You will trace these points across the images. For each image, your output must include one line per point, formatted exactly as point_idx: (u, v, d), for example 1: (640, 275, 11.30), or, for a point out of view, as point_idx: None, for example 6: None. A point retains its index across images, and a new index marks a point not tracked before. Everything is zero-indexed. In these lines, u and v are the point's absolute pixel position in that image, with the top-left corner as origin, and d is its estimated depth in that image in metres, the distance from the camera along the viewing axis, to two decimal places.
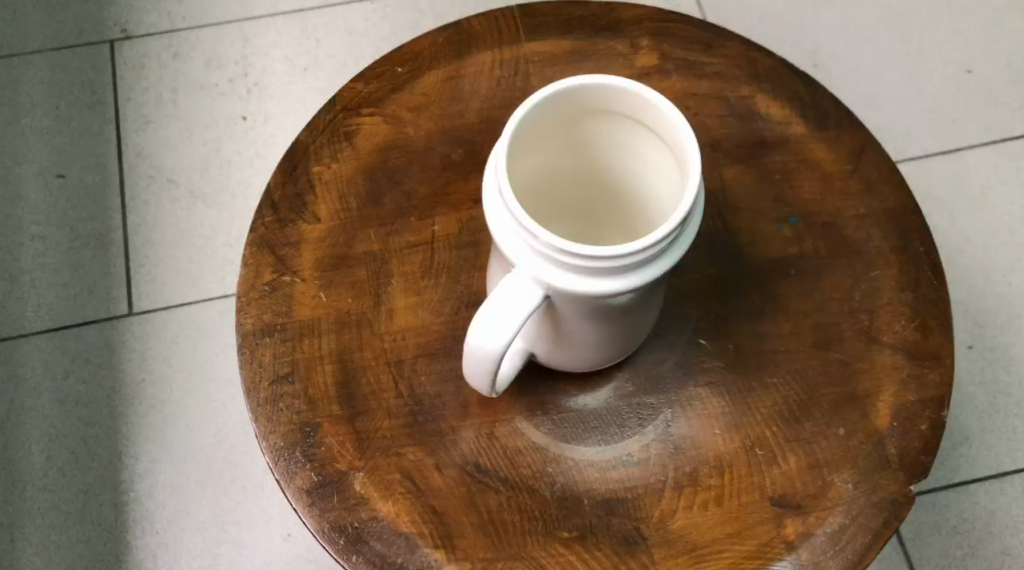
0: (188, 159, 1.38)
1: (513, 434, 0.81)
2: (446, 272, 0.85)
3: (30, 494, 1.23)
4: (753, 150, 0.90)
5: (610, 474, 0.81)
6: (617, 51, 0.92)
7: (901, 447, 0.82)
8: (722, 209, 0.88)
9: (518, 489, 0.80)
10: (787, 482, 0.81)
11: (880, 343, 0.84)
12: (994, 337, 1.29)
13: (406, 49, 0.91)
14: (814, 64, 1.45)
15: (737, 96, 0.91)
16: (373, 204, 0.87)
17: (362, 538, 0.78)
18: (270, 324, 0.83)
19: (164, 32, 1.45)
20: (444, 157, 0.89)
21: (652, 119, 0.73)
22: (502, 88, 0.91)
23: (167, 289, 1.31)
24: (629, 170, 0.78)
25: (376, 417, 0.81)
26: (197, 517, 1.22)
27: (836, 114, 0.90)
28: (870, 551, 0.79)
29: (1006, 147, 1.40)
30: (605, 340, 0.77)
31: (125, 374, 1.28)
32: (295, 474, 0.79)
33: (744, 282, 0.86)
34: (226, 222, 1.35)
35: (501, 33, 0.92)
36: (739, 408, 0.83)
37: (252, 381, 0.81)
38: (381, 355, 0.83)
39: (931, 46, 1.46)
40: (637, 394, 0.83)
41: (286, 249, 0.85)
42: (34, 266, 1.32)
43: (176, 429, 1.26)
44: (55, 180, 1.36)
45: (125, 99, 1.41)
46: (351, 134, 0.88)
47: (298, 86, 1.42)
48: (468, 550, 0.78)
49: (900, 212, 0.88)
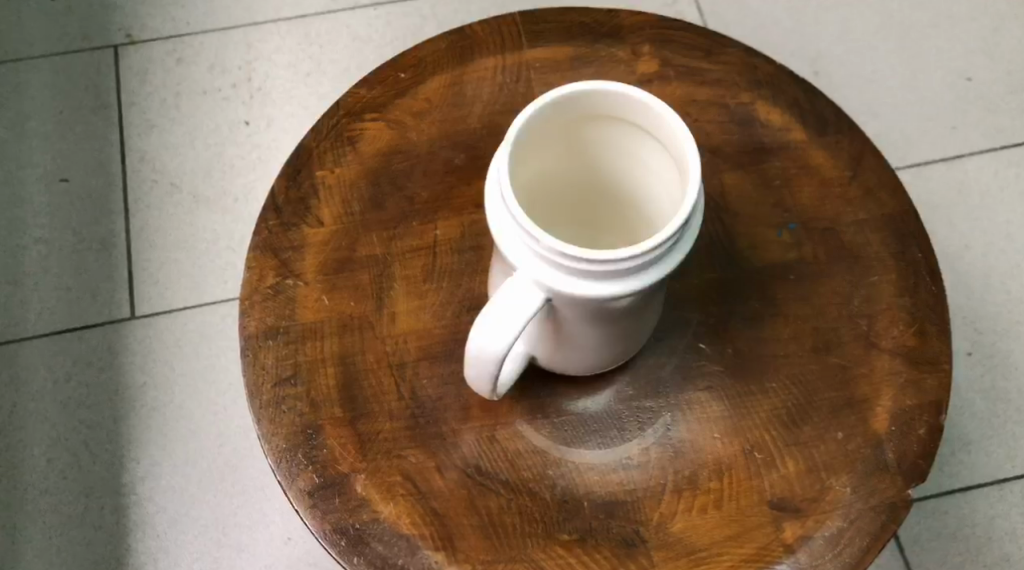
0: (192, 163, 1.38)
1: (513, 437, 0.82)
2: (448, 276, 0.86)
3: (31, 497, 1.23)
4: (753, 156, 0.90)
5: (610, 476, 0.81)
6: (618, 58, 0.93)
7: (899, 452, 0.82)
8: (722, 214, 0.89)
9: (519, 491, 0.80)
10: (786, 485, 0.81)
11: (879, 347, 0.85)
12: (993, 344, 1.30)
13: (409, 55, 0.91)
14: (815, 70, 1.45)
15: (737, 102, 0.92)
16: (375, 208, 0.87)
17: (363, 539, 0.79)
18: (273, 327, 0.83)
19: (168, 37, 1.45)
20: (446, 161, 0.89)
21: (653, 125, 0.74)
22: (504, 93, 0.91)
23: (169, 292, 1.32)
24: (629, 174, 0.79)
25: (378, 420, 0.82)
26: (198, 520, 1.23)
27: (835, 121, 0.91)
28: (869, 554, 0.80)
29: (1006, 154, 1.40)
30: (606, 344, 0.77)
31: (127, 377, 1.28)
32: (297, 476, 0.80)
33: (743, 287, 0.87)
34: (229, 226, 1.35)
35: (503, 38, 0.93)
36: (738, 412, 0.83)
37: (254, 383, 0.82)
38: (382, 358, 0.83)
39: (931, 53, 1.47)
40: (637, 397, 0.84)
41: (289, 252, 0.85)
42: (37, 269, 1.33)
43: (177, 432, 1.26)
44: (59, 183, 1.37)
45: (128, 103, 1.42)
46: (355, 139, 0.89)
47: (300, 91, 1.43)
48: (469, 552, 0.79)
49: (898, 218, 0.88)
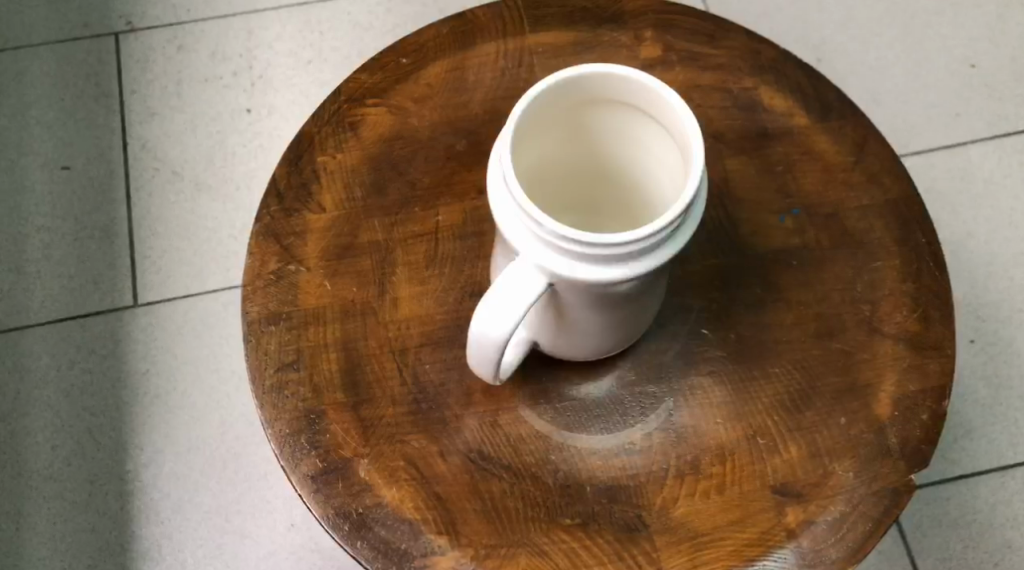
0: (193, 151, 1.38)
1: (516, 422, 0.82)
2: (450, 262, 0.86)
3: (36, 483, 1.23)
4: (756, 142, 0.90)
5: (613, 461, 0.81)
6: (621, 43, 0.93)
7: (902, 437, 0.82)
8: (725, 199, 0.89)
9: (522, 476, 0.80)
10: (788, 471, 0.81)
11: (882, 332, 0.85)
12: (995, 331, 1.30)
13: (410, 40, 0.91)
14: (818, 57, 1.45)
15: (740, 87, 0.91)
16: (377, 193, 0.87)
17: (366, 524, 0.79)
18: (276, 313, 0.83)
19: (170, 25, 1.45)
20: (448, 147, 0.89)
21: (655, 108, 0.74)
22: (506, 78, 0.91)
23: (172, 281, 1.32)
24: (632, 158, 0.79)
25: (381, 405, 0.82)
26: (201, 507, 1.23)
27: (839, 106, 0.91)
28: (870, 538, 0.80)
29: (1010, 141, 1.40)
30: (609, 328, 0.77)
31: (129, 365, 1.28)
32: (301, 461, 0.80)
33: (745, 273, 0.87)
34: (230, 214, 1.35)
35: (505, 23, 0.92)
36: (740, 397, 0.83)
37: (257, 369, 0.82)
38: (385, 344, 0.83)
39: (935, 40, 1.46)
40: (639, 383, 0.84)
41: (291, 238, 0.85)
42: (40, 257, 1.33)
43: (179, 420, 1.26)
44: (61, 171, 1.36)
45: (129, 91, 1.41)
46: (356, 125, 0.88)
47: (301, 79, 1.42)
48: (471, 536, 0.79)
49: (902, 204, 0.88)
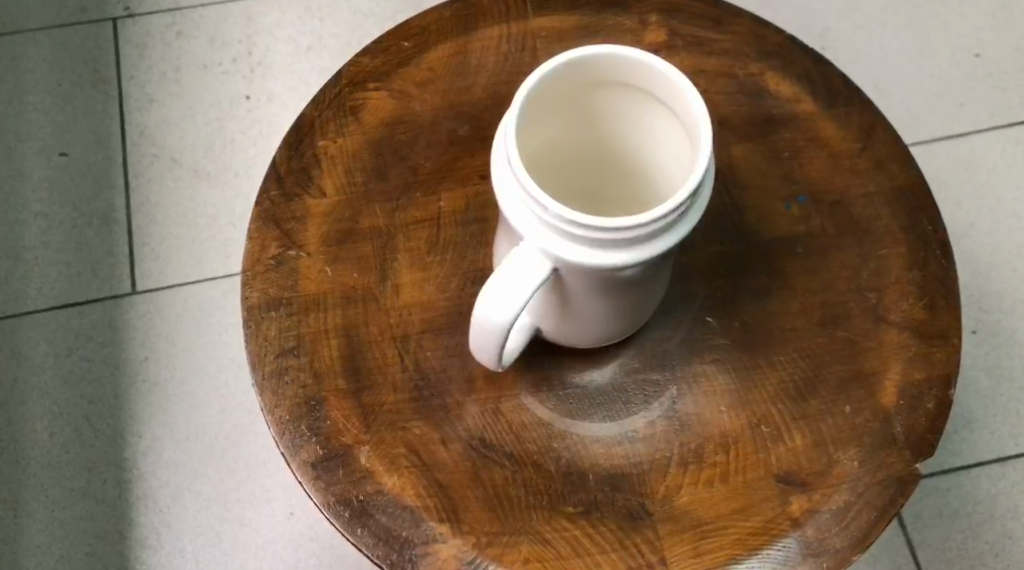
0: (192, 138, 1.37)
1: (518, 410, 0.81)
2: (452, 248, 0.85)
3: (34, 471, 1.23)
4: (761, 129, 0.89)
5: (615, 450, 0.81)
6: (626, 28, 0.92)
7: (908, 426, 0.81)
8: (730, 186, 0.88)
9: (524, 464, 0.80)
10: (793, 459, 0.81)
11: (888, 321, 0.84)
12: (998, 322, 1.29)
13: (411, 24, 0.90)
14: (822, 46, 1.44)
15: (746, 73, 0.90)
16: (378, 179, 0.86)
17: (367, 511, 0.78)
18: (276, 298, 0.83)
19: (168, 10, 1.44)
20: (451, 132, 0.88)
21: (663, 91, 0.73)
22: (509, 63, 0.90)
23: (170, 268, 1.31)
24: (637, 143, 0.78)
25: (382, 391, 0.81)
26: (200, 495, 1.22)
27: (846, 93, 0.90)
28: (875, 528, 0.79)
29: (1013, 131, 1.39)
30: (614, 315, 0.76)
31: (128, 352, 1.27)
32: (301, 448, 0.79)
33: (750, 261, 0.86)
34: (229, 201, 1.34)
35: (508, 8, 0.91)
36: (744, 386, 0.82)
37: (257, 355, 0.81)
38: (385, 331, 0.83)
39: (939, 30, 1.45)
40: (643, 370, 0.83)
41: (291, 223, 0.84)
42: (38, 244, 1.32)
43: (177, 407, 1.25)
44: (59, 158, 1.35)
45: (128, 77, 1.40)
46: (357, 109, 0.88)
47: (301, 66, 1.41)
48: (473, 524, 0.78)
49: (908, 191, 0.87)
